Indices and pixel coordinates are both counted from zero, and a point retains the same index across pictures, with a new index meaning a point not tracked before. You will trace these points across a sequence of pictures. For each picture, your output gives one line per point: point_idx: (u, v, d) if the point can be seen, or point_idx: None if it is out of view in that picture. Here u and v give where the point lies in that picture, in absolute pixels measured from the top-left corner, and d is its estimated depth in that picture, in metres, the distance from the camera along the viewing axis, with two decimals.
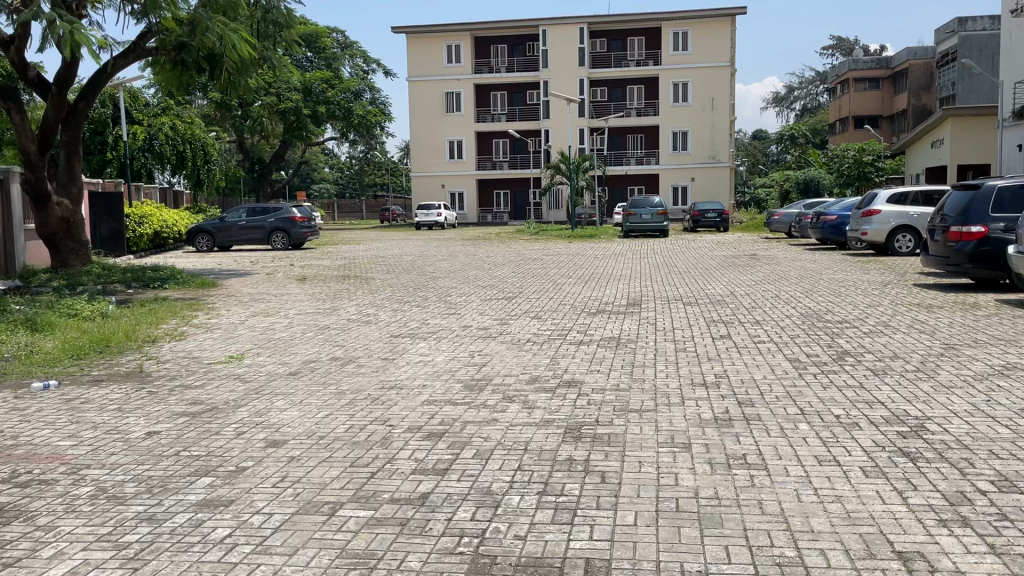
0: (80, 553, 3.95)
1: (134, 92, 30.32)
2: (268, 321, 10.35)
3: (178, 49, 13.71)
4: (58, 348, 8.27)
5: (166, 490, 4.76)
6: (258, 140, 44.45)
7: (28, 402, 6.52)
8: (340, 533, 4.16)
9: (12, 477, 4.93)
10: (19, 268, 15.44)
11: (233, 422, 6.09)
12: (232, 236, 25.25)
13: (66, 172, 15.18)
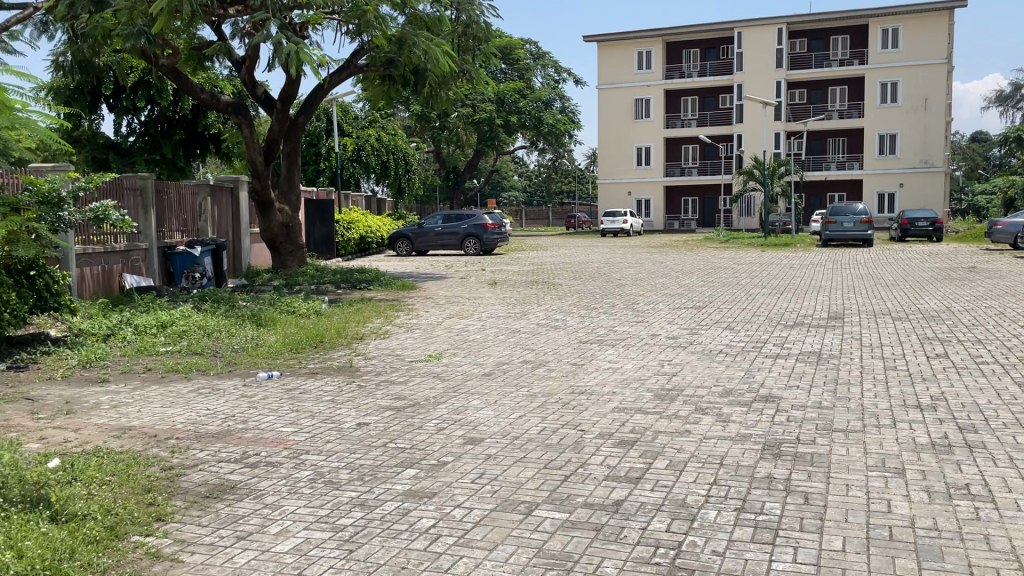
0: (302, 532, 4.30)
1: (345, 107, 32.64)
2: (463, 323, 10.77)
3: (387, 65, 14.55)
4: (281, 342, 9.06)
5: (376, 479, 5.08)
6: (454, 150, 46.39)
7: (255, 390, 7.19)
8: (537, 533, 4.25)
9: (243, 458, 5.46)
10: (245, 268, 17.08)
11: (434, 418, 6.39)
12: (428, 240, 26.46)
13: (287, 182, 16.67)
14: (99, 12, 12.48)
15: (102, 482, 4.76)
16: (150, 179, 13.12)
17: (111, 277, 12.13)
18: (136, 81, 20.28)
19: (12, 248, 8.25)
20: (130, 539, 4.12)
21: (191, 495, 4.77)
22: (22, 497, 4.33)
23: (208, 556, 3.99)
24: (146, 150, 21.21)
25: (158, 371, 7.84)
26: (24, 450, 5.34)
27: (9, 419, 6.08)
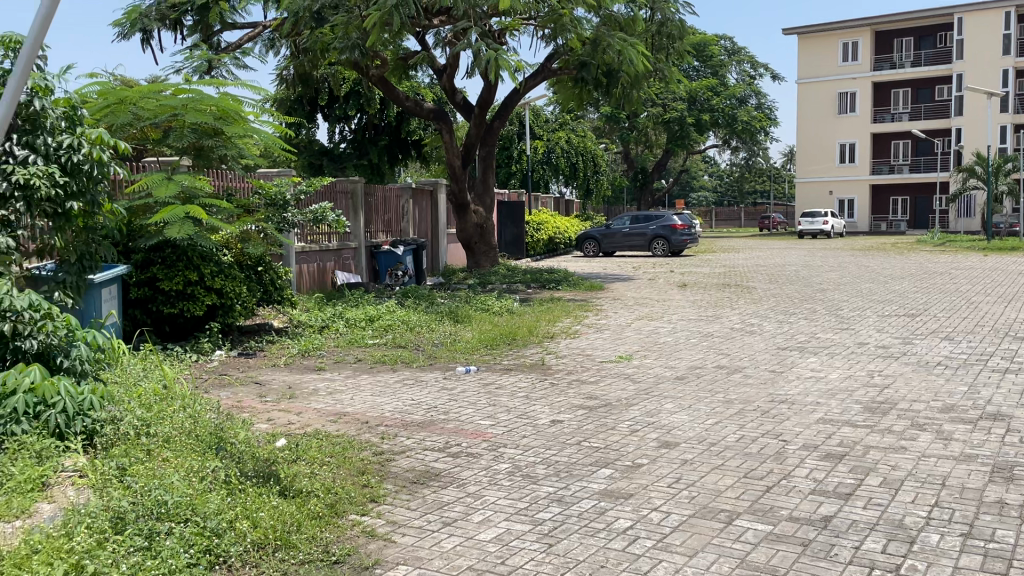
0: (503, 522, 4.43)
1: (537, 109, 33.28)
2: (654, 325, 10.67)
3: (580, 68, 14.48)
4: (477, 338, 9.39)
5: (572, 476, 5.15)
6: (644, 150, 46.03)
7: (454, 384, 7.51)
8: (739, 543, 4.13)
9: (446, 447, 5.71)
10: (441, 267, 17.86)
11: (627, 419, 6.38)
12: (616, 242, 26.39)
13: (482, 184, 17.28)
14: (319, 28, 13.41)
15: (322, 462, 5.16)
16: (360, 183, 14.08)
17: (324, 274, 13.10)
18: (348, 91, 21.76)
19: (245, 246, 9.34)
20: (348, 518, 4.40)
21: (400, 480, 5.05)
22: (256, 471, 4.76)
23: (418, 539, 4.20)
24: (354, 156, 22.71)
25: (367, 362, 8.39)
26: (255, 429, 5.89)
27: (241, 401, 6.73)
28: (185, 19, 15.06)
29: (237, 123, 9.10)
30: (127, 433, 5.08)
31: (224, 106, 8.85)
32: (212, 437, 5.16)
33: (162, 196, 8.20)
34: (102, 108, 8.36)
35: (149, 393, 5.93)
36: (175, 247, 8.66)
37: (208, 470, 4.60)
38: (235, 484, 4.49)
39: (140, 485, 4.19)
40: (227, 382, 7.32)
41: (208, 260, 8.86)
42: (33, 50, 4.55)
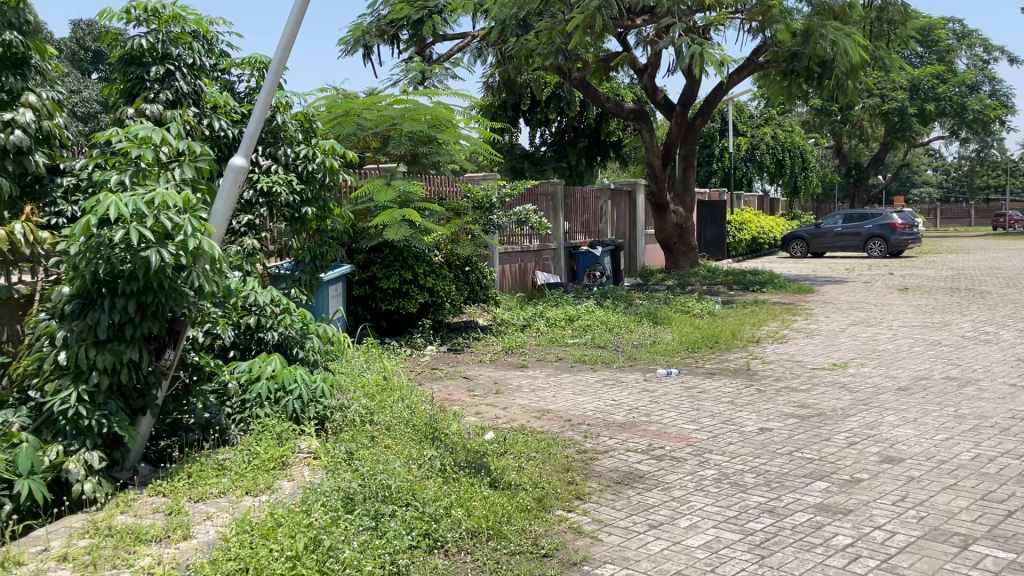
0: (712, 529, 4.33)
1: (740, 105, 32.22)
2: (871, 331, 9.99)
3: (790, 60, 13.99)
4: (678, 340, 9.24)
5: (784, 487, 4.93)
6: (858, 144, 43.16)
7: (656, 385, 7.45)
8: (977, 571, 3.77)
9: (649, 449, 5.67)
10: (639, 268, 17.76)
11: (843, 431, 6.02)
12: (826, 242, 25.06)
13: (682, 184, 16.94)
14: (524, 34, 13.76)
15: (529, 457, 5.30)
16: (560, 184, 14.28)
17: (526, 274, 13.45)
18: (549, 96, 22.05)
19: (455, 246, 9.86)
20: (555, 513, 4.49)
21: (605, 479, 5.08)
22: (468, 462, 4.97)
23: (624, 539, 4.20)
24: (554, 159, 23.10)
25: (568, 361, 8.51)
26: (465, 422, 6.15)
27: (452, 394, 7.07)
28: (401, 33, 16.03)
29: (449, 131, 9.58)
30: (354, 420, 5.49)
31: (437, 115, 9.30)
32: (428, 427, 5.46)
33: (382, 201, 8.76)
34: (331, 119, 9.20)
35: (372, 383, 6.38)
36: (392, 248, 9.24)
37: (426, 459, 4.87)
38: (450, 473, 4.71)
39: (367, 469, 4.51)
40: (439, 376, 7.71)
41: (421, 260, 9.38)
42: (279, 71, 5.02)
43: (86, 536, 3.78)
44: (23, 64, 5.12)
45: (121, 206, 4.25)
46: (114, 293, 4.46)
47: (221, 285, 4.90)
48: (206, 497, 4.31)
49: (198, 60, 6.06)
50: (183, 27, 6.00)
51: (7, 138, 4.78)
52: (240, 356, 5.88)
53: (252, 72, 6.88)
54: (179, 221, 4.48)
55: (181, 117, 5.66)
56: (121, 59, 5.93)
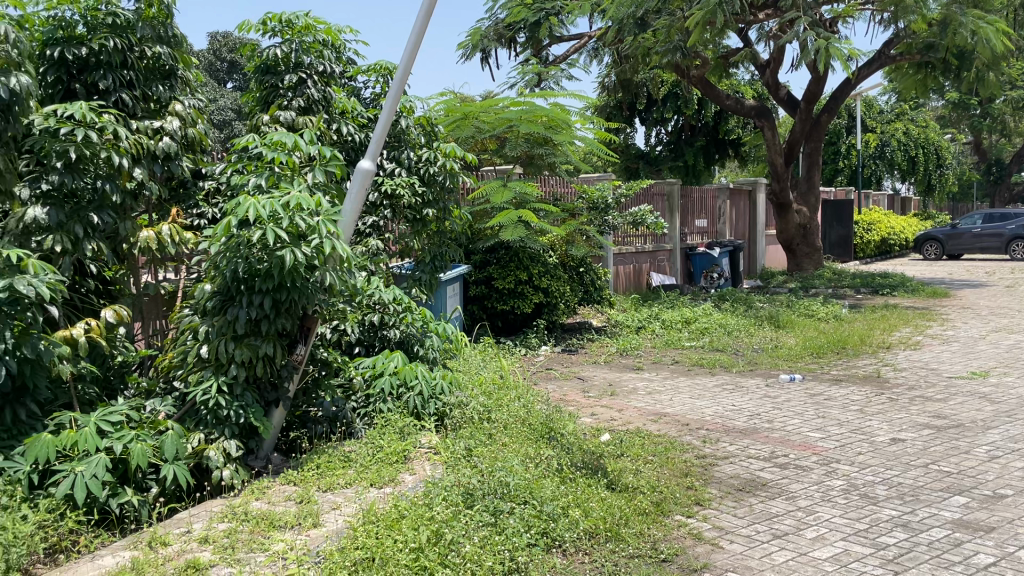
0: (841, 542, 4.16)
1: (869, 100, 30.84)
2: (1015, 339, 9.34)
3: (925, 51, 13.28)
4: (801, 345, 8.91)
5: (919, 501, 4.68)
6: (1001, 139, 40.42)
7: (778, 391, 7.21)
8: None
9: (772, 457, 5.50)
10: (759, 271, 17.27)
11: (984, 444, 5.65)
12: (964, 244, 23.49)
13: (806, 182, 16.36)
14: (642, 33, 13.63)
15: (646, 460, 5.24)
16: (676, 184, 14.04)
17: (640, 275, 13.31)
18: (666, 94, 21.71)
19: (569, 247, 9.87)
20: (674, 518, 4.41)
21: (726, 486, 4.96)
22: (585, 462, 4.96)
23: (747, 548, 4.09)
24: (670, 158, 22.75)
25: (685, 364, 8.37)
26: (581, 423, 6.15)
27: (567, 394, 7.07)
28: (518, 36, 16.17)
29: (564, 132, 9.61)
30: (472, 417, 5.59)
31: (553, 116, 9.34)
32: (545, 426, 5.49)
33: (498, 202, 8.86)
34: (450, 123, 9.41)
35: (489, 381, 6.47)
36: (508, 249, 9.34)
37: (543, 458, 4.89)
38: (567, 473, 4.71)
39: (486, 466, 4.57)
40: (554, 377, 7.74)
41: (536, 261, 9.42)
42: (404, 76, 5.16)
43: (224, 519, 3.99)
44: (171, 75, 5.47)
45: (259, 208, 4.48)
46: (251, 290, 4.71)
47: (348, 284, 5.09)
48: (334, 487, 4.48)
49: (327, 68, 6.31)
50: (315, 37, 6.26)
51: (156, 144, 5.12)
52: (364, 352, 6.10)
53: (377, 78, 7.11)
54: (312, 222, 4.68)
55: (312, 124, 5.92)
56: (258, 69, 6.25)
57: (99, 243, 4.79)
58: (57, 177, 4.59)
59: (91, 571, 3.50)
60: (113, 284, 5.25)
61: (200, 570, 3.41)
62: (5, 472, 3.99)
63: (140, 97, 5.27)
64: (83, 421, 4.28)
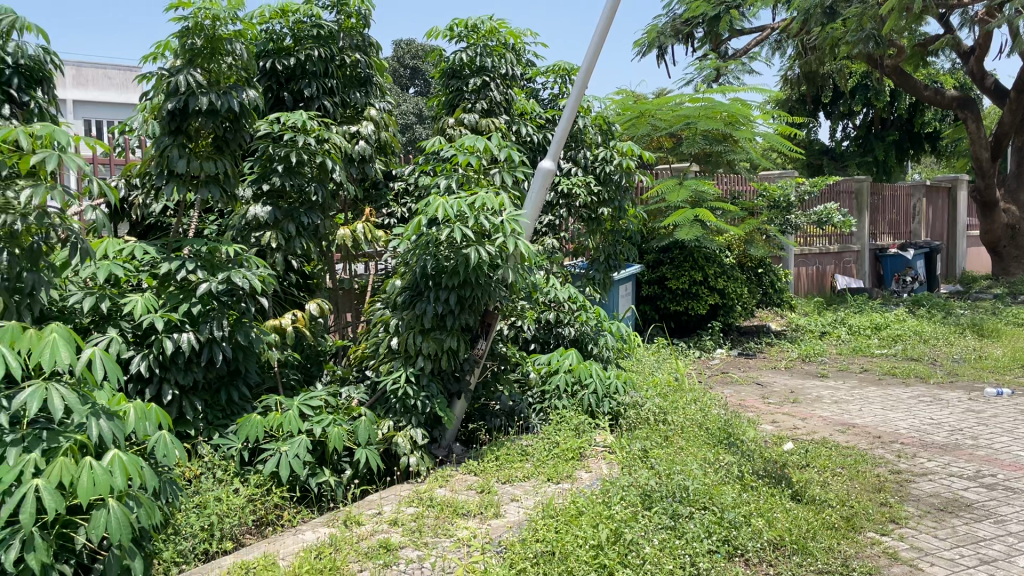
0: None
1: None
2: None
3: None
4: (1009, 356, 8.13)
5: None
6: None
7: (984, 406, 6.62)
8: None
9: (978, 476, 5.06)
10: (958, 275, 15.94)
11: None
12: None
13: (1016, 178, 14.93)
14: (830, 23, 12.95)
15: (834, 472, 4.97)
16: (866, 181, 13.21)
17: (824, 277, 12.66)
18: (854, 86, 20.50)
19: (748, 247, 9.54)
20: (867, 535, 4.16)
21: (923, 504, 4.61)
22: (767, 471, 4.77)
23: (949, 572, 3.78)
24: (858, 154, 21.49)
25: (874, 372, 7.87)
26: (762, 429, 5.93)
27: (745, 400, 6.84)
28: (697, 31, 15.87)
29: (745, 129, 9.30)
30: (648, 419, 5.52)
31: (733, 113, 9.04)
32: (723, 431, 5.33)
33: (674, 201, 8.70)
34: (626, 121, 9.37)
35: (664, 383, 6.36)
36: (682, 248, 9.15)
37: (723, 464, 4.75)
38: (749, 481, 4.55)
39: (664, 468, 4.50)
40: (732, 380, 7.51)
41: (712, 261, 9.17)
42: (586, 76, 5.18)
43: (412, 504, 4.19)
44: (367, 82, 5.81)
45: (447, 208, 4.64)
46: (438, 286, 4.90)
47: (527, 282, 5.19)
48: (512, 480, 4.58)
49: (510, 70, 6.44)
50: (498, 40, 6.41)
51: (353, 147, 5.46)
52: (540, 348, 6.20)
53: (556, 79, 7.21)
54: (496, 221, 4.81)
55: (495, 126, 6.08)
56: (444, 73, 6.49)
57: (306, 240, 5.16)
58: (274, 179, 5.01)
59: (292, 544, 3.77)
60: (312, 279, 5.65)
61: (391, 550, 3.59)
62: (221, 448, 4.37)
63: (340, 104, 5.64)
64: (287, 405, 4.63)
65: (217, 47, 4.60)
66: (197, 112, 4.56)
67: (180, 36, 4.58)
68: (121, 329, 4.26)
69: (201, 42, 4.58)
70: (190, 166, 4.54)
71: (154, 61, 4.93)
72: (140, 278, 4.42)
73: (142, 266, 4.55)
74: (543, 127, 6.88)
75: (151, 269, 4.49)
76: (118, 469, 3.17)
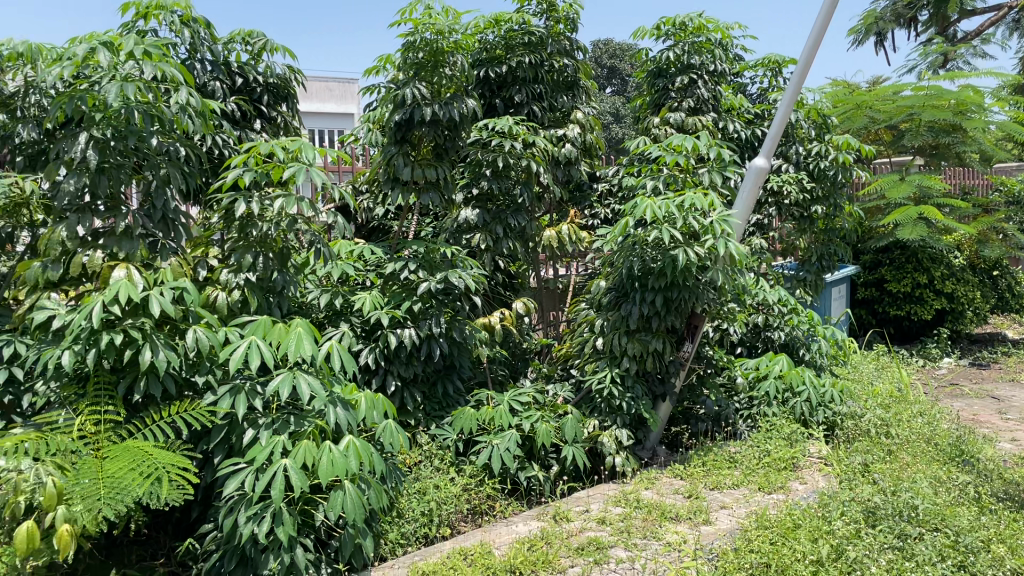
0: None
1: None
2: None
3: None
4: None
5: None
6: None
7: None
8: None
9: None
10: None
11: None
12: None
13: None
14: None
15: None
16: None
17: None
18: None
19: (980, 247, 8.70)
20: None
21: None
22: (1008, 494, 4.32)
23: None
24: None
25: None
26: (1000, 448, 5.39)
27: (979, 414, 6.25)
28: (920, 15, 14.71)
29: (976, 117, 8.46)
30: (868, 431, 5.18)
31: (964, 100, 8.27)
32: (955, 447, 4.90)
33: (895, 198, 8.10)
34: (841, 113, 8.84)
35: (885, 394, 5.96)
36: (903, 248, 8.52)
37: (956, 484, 4.36)
38: (987, 503, 4.15)
39: (889, 485, 4.19)
40: (962, 393, 6.89)
41: (938, 262, 8.48)
42: (805, 69, 4.95)
43: (619, 504, 4.21)
44: (574, 85, 5.93)
45: (656, 210, 4.56)
46: (645, 287, 4.87)
47: (736, 283, 5.05)
48: (721, 486, 4.47)
49: (718, 67, 6.29)
50: (707, 36, 6.24)
51: (560, 150, 5.59)
52: (747, 352, 6.03)
53: (765, 72, 6.95)
54: (705, 222, 4.69)
55: (703, 124, 5.97)
56: (650, 73, 6.47)
57: (514, 241, 5.33)
58: (485, 183, 5.21)
59: (506, 535, 3.91)
60: (517, 278, 5.85)
61: (601, 548, 3.63)
62: (438, 438, 4.62)
63: (548, 107, 5.78)
64: (498, 400, 4.81)
65: (440, 59, 4.86)
66: (420, 123, 4.85)
67: (404, 51, 4.86)
68: (352, 324, 4.62)
69: (424, 55, 4.84)
70: (413, 173, 4.83)
71: (376, 74, 5.30)
72: (366, 277, 4.75)
73: (368, 266, 4.90)
74: (752, 123, 6.67)
75: (376, 269, 4.82)
76: (353, 454, 3.42)
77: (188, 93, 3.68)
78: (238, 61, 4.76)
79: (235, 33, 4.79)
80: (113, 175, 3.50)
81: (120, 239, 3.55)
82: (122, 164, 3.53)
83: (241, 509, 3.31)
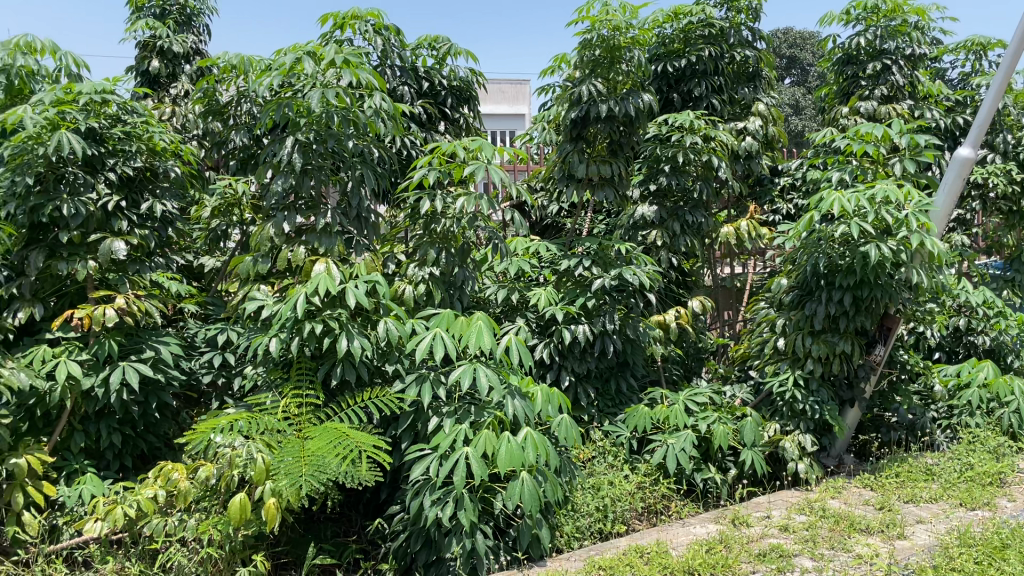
0: None
1: None
2: None
3: None
4: None
5: None
6: None
7: None
8: None
9: None
10: None
11: None
12: None
13: None
14: None
15: None
16: None
17: None
18: None
19: None
20: None
21: None
22: None
23: None
24: None
25: None
26: None
27: None
28: None
29: None
30: None
31: None
32: None
33: None
34: None
35: None
36: None
37: None
38: None
39: None
40: None
41: None
42: (1019, 49, 4.51)
43: (803, 512, 4.03)
44: (755, 77, 5.78)
45: (845, 203, 4.27)
46: (832, 286, 4.62)
47: (935, 282, 4.70)
48: (917, 499, 4.17)
49: (915, 50, 5.86)
50: (903, 18, 5.82)
51: (739, 144, 5.43)
52: (946, 358, 5.60)
53: (968, 55, 6.42)
54: (900, 215, 4.35)
55: (897, 112, 5.59)
56: (837, 61, 6.14)
57: (691, 239, 5.23)
58: (663, 179, 5.10)
59: (683, 536, 3.85)
60: (691, 276, 5.74)
61: (784, 556, 3.48)
62: (612, 434, 4.62)
63: (727, 100, 5.63)
64: (673, 399, 4.75)
65: (616, 56, 4.83)
66: (595, 120, 4.86)
67: (580, 49, 4.87)
68: (528, 320, 4.71)
69: (600, 52, 4.84)
70: (589, 170, 4.86)
71: (552, 74, 5.38)
72: (541, 273, 4.82)
73: (543, 262, 4.97)
74: (953, 110, 6.19)
75: (551, 266, 4.88)
76: (531, 445, 3.48)
77: (381, 98, 3.88)
78: (424, 66, 4.99)
79: (422, 39, 5.01)
80: (314, 176, 3.77)
81: (320, 235, 3.81)
82: (322, 165, 3.79)
83: (426, 493, 3.47)
